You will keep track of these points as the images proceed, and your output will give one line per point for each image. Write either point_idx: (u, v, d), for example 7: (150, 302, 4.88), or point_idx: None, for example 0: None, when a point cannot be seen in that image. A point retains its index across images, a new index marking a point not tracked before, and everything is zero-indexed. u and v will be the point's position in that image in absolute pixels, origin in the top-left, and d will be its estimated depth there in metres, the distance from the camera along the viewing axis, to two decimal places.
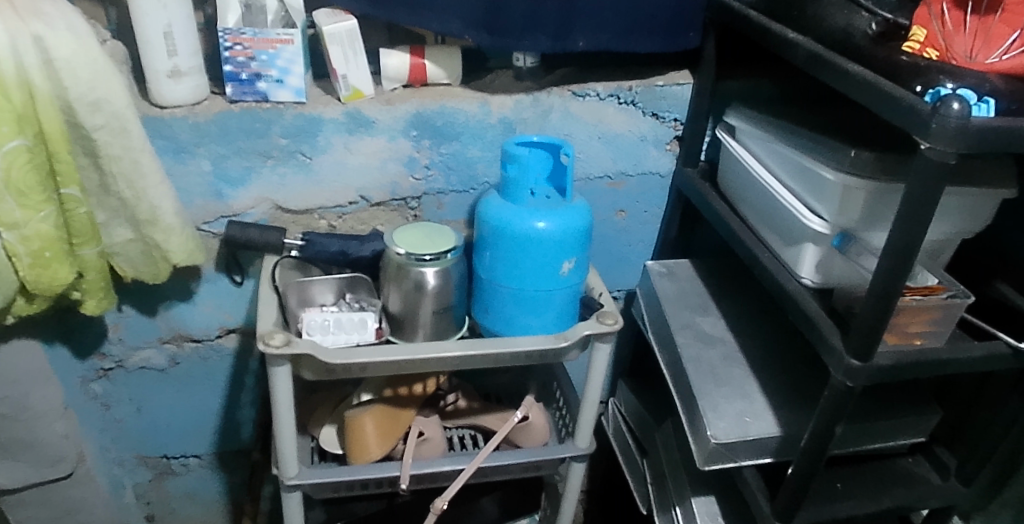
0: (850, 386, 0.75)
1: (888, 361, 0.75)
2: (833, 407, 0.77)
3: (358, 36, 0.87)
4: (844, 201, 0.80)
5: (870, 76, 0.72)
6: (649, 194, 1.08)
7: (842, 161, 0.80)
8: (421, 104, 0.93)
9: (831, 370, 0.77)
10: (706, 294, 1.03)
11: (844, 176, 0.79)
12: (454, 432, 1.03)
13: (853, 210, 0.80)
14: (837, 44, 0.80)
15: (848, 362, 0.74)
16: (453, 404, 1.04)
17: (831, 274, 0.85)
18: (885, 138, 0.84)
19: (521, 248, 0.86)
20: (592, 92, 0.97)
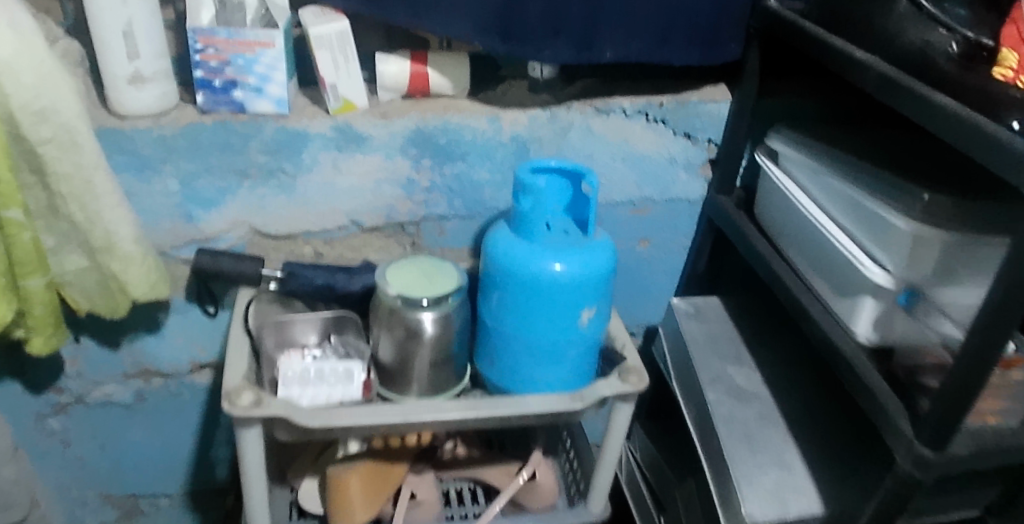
0: (919, 478, 0.64)
1: (966, 450, 0.63)
2: (897, 496, 0.66)
3: (351, 40, 0.76)
4: (914, 254, 0.68)
5: (960, 109, 0.59)
6: (676, 222, 0.96)
7: (914, 207, 0.68)
8: (421, 118, 0.81)
9: (896, 455, 0.66)
10: (739, 340, 0.91)
11: (917, 226, 0.66)
12: (450, 483, 0.92)
13: (925, 264, 0.68)
14: (916, 69, 0.66)
15: (919, 453, 0.63)
16: (451, 452, 0.93)
17: (892, 332, 0.73)
18: (962, 180, 0.73)
19: (534, 294, 0.74)
20: (618, 109, 0.85)
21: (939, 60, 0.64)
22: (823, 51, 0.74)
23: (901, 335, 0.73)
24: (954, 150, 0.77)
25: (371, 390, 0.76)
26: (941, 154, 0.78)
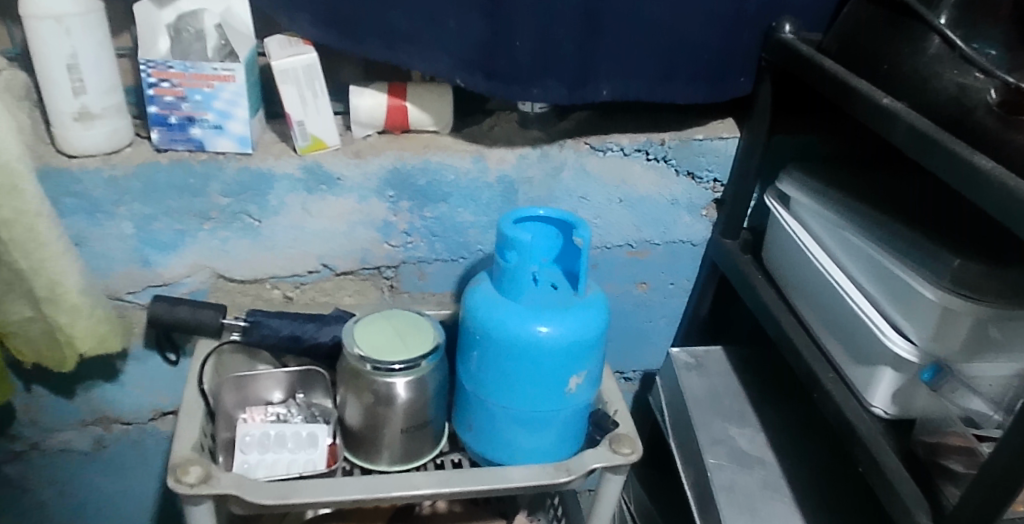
0: None
1: None
2: None
3: (319, 74, 0.68)
4: (941, 328, 0.60)
5: (1010, 178, 0.50)
6: (676, 265, 0.89)
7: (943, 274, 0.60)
8: (399, 157, 0.74)
9: None
10: (742, 397, 0.84)
11: (949, 298, 0.58)
12: None
13: (954, 339, 0.60)
14: (950, 120, 0.58)
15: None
16: (431, 507, 0.86)
17: (912, 406, 0.65)
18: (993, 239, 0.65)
19: (516, 359, 0.66)
20: (615, 146, 0.78)
21: (980, 112, 0.56)
22: (844, 97, 0.65)
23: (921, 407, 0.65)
24: (978, 207, 0.69)
25: (335, 461, 0.69)
26: (963, 209, 0.70)
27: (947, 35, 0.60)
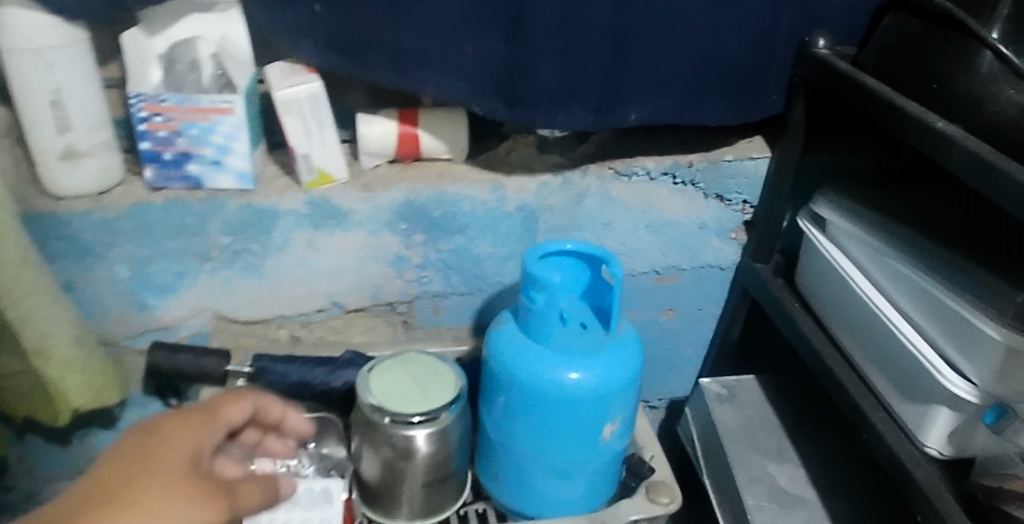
0: None
1: None
2: None
3: (325, 103, 0.64)
4: (1006, 370, 0.53)
5: None
6: (704, 291, 0.84)
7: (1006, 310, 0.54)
8: (412, 189, 0.70)
9: None
10: (778, 430, 0.79)
11: (1016, 337, 0.51)
12: None
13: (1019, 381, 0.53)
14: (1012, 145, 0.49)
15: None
16: None
17: (971, 446, 0.58)
18: None
19: (543, 407, 0.61)
20: (641, 171, 0.74)
21: None
22: (890, 119, 0.56)
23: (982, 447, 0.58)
24: None
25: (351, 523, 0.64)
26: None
27: (1001, 50, 0.52)
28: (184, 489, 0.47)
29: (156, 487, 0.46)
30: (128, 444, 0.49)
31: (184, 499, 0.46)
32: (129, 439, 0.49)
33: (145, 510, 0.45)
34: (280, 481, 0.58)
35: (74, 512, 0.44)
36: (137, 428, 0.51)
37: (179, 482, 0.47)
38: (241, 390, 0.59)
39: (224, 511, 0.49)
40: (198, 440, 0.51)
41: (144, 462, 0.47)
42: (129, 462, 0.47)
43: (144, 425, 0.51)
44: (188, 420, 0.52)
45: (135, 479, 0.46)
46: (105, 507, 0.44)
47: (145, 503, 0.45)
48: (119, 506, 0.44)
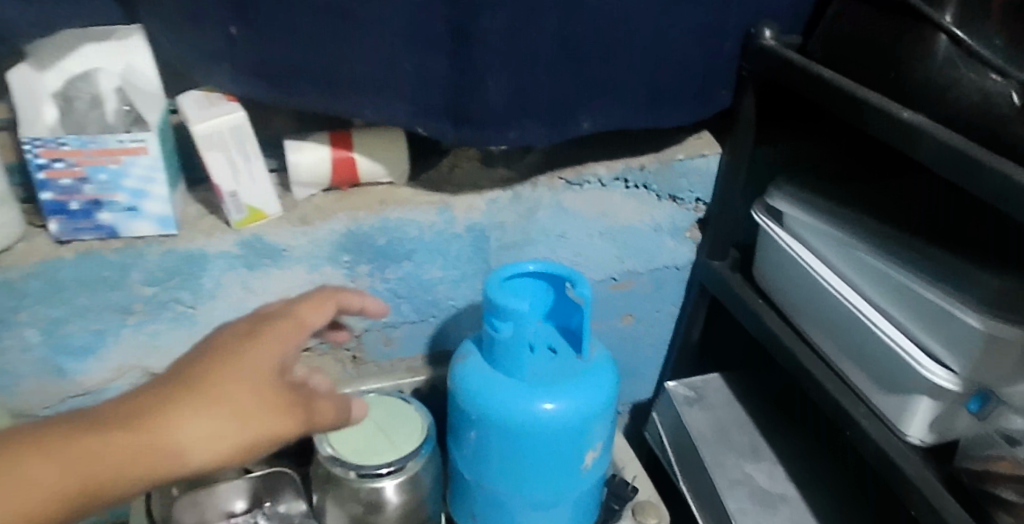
0: None
1: None
2: None
3: (250, 134, 0.58)
4: (987, 357, 0.52)
5: None
6: (662, 293, 0.82)
7: (982, 296, 0.53)
8: (353, 219, 0.64)
9: None
10: (751, 427, 0.77)
11: (998, 326, 0.50)
12: None
13: (1000, 367, 0.52)
14: (981, 131, 0.49)
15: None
16: None
17: (953, 431, 0.56)
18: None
19: (518, 441, 0.57)
20: (592, 178, 0.71)
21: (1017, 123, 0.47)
22: (849, 111, 0.55)
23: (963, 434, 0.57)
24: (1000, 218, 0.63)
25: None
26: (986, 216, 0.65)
27: (957, 35, 0.51)
28: (259, 395, 0.45)
29: (237, 382, 0.44)
30: (226, 339, 0.47)
31: (255, 405, 0.44)
32: (230, 333, 0.48)
33: (219, 398, 0.43)
34: (354, 403, 0.54)
35: (154, 391, 0.42)
36: (248, 321, 0.50)
37: (256, 385, 0.45)
38: (326, 290, 0.55)
39: (297, 425, 0.46)
40: (287, 343, 0.49)
41: (227, 355, 0.46)
42: (219, 350, 0.46)
43: (242, 324, 0.49)
44: (278, 326, 0.49)
45: (219, 368, 0.45)
46: (184, 388, 0.43)
47: (219, 391, 0.43)
48: (193, 392, 0.43)
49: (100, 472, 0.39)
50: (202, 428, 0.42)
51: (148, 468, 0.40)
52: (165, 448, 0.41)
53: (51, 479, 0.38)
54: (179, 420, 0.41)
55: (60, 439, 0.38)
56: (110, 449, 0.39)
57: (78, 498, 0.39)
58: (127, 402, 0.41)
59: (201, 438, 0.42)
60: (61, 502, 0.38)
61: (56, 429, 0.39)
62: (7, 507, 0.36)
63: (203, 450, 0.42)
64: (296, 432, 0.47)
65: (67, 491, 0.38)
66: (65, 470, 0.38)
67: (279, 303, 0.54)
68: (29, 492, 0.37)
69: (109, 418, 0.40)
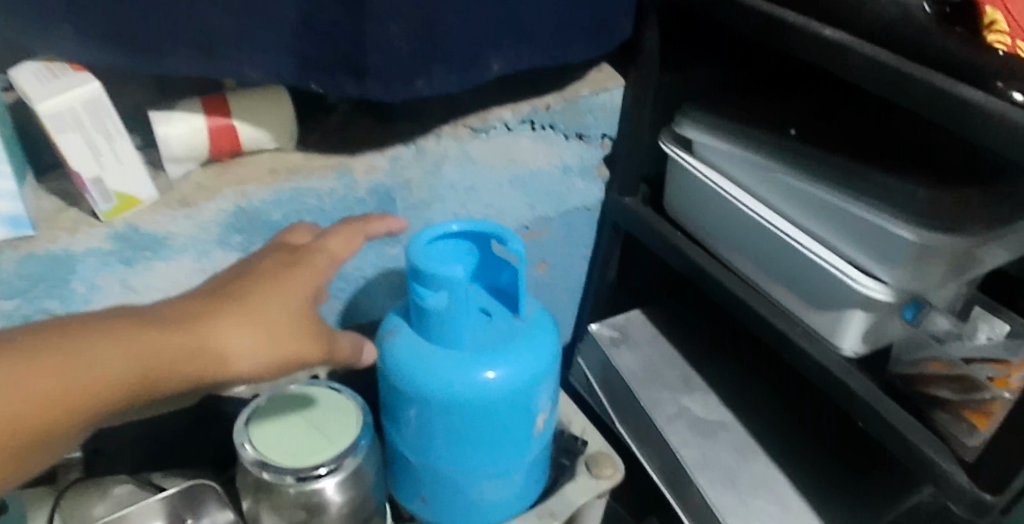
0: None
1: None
2: None
3: (108, 109, 0.49)
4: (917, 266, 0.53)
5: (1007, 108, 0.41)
6: (575, 236, 0.80)
7: (906, 206, 0.54)
8: (241, 194, 0.57)
9: (944, 499, 0.50)
10: (678, 359, 0.77)
11: (933, 237, 0.52)
12: None
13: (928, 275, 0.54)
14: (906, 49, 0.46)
15: (976, 498, 0.47)
16: None
17: (883, 339, 0.58)
18: (933, 160, 0.60)
19: (462, 415, 0.54)
20: (498, 123, 0.67)
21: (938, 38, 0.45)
22: (768, 32, 0.53)
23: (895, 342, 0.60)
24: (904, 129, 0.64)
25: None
26: (894, 124, 0.65)
27: None
28: (294, 315, 0.48)
29: (273, 303, 0.47)
30: (272, 260, 0.51)
31: (289, 323, 0.47)
32: (261, 264, 0.50)
33: (259, 315, 0.46)
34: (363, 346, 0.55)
35: (212, 293, 0.47)
36: (278, 253, 0.52)
37: (293, 308, 0.48)
38: (356, 223, 0.56)
39: (320, 350, 0.49)
40: (313, 278, 0.50)
41: (259, 284, 0.48)
42: (253, 278, 0.48)
43: (271, 256, 0.51)
44: (310, 259, 0.51)
45: (264, 287, 0.48)
46: (231, 302, 0.46)
47: (262, 310, 0.46)
48: (238, 305, 0.46)
49: (165, 365, 0.41)
50: (247, 336, 0.45)
51: (200, 367, 0.43)
52: (220, 352, 0.44)
53: (121, 365, 0.40)
54: (229, 329, 0.44)
55: (126, 332, 0.41)
56: (169, 348, 0.42)
57: (139, 388, 0.41)
58: (191, 303, 0.45)
59: (246, 346, 0.45)
60: (126, 386, 0.40)
61: (110, 333, 0.40)
62: (76, 381, 0.38)
63: (246, 359, 0.45)
64: (312, 362, 0.49)
65: (130, 379, 0.40)
66: (133, 357, 0.40)
67: (308, 233, 0.55)
68: (101, 372, 0.39)
69: (171, 317, 0.43)
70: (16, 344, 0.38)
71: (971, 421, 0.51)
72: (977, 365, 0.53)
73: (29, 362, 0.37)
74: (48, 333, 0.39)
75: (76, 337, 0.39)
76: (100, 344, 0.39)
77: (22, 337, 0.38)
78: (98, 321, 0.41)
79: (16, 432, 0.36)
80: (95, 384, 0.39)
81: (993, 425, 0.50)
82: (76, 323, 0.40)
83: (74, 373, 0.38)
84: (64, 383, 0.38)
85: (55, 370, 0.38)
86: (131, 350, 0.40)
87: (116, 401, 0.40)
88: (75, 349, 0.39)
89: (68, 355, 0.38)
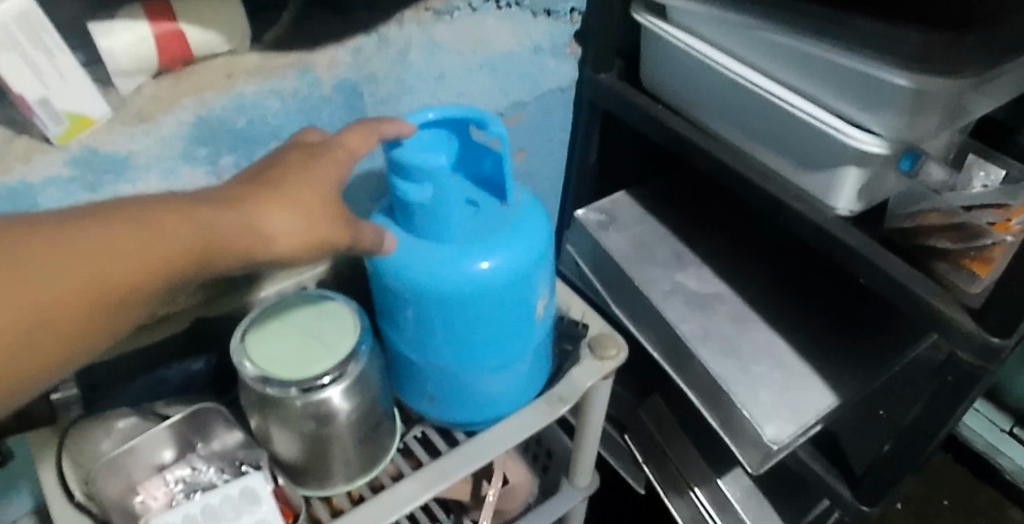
0: (990, 367, 0.49)
1: None
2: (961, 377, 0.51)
3: (43, 21, 0.44)
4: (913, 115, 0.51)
5: None
6: (551, 120, 0.77)
7: (903, 53, 0.51)
8: (200, 103, 0.54)
9: (947, 345, 0.50)
10: (668, 236, 0.77)
11: (927, 80, 0.50)
12: None
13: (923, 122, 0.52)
14: None
15: (983, 342, 0.48)
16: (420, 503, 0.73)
17: (878, 192, 0.58)
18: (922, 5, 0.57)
19: (460, 309, 0.52)
20: (461, 4, 0.63)
21: None
22: None
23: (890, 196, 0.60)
24: None
25: (296, 514, 0.54)
26: None
27: None
28: (328, 200, 0.45)
29: (307, 187, 0.45)
30: (299, 151, 0.47)
31: (323, 207, 0.45)
32: (291, 153, 0.47)
33: (297, 197, 0.44)
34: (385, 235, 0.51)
35: (256, 175, 0.45)
36: (301, 146, 0.48)
37: (327, 192, 0.46)
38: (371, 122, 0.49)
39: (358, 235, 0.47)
40: (338, 170, 0.47)
41: (290, 170, 0.45)
42: (285, 164, 0.46)
43: (298, 146, 0.48)
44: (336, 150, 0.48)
45: (301, 167, 0.46)
46: (271, 185, 0.44)
47: (300, 192, 0.44)
48: (277, 188, 0.44)
49: (217, 241, 0.41)
50: (284, 219, 0.43)
51: (242, 246, 0.42)
52: (264, 233, 0.43)
53: (177, 238, 0.39)
54: (271, 209, 0.43)
55: (180, 208, 0.40)
56: (218, 226, 0.41)
57: (193, 263, 0.40)
58: (230, 187, 0.44)
59: (289, 227, 0.43)
60: (181, 259, 0.40)
61: (163, 209, 0.40)
62: (141, 255, 0.38)
63: (289, 240, 0.44)
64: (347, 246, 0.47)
65: (186, 255, 0.40)
66: (186, 232, 0.40)
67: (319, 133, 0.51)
68: (161, 246, 0.39)
69: (212, 198, 0.42)
70: (81, 217, 0.38)
71: (972, 269, 0.53)
72: (979, 212, 0.54)
73: (99, 232, 0.37)
74: (115, 207, 0.39)
75: (137, 212, 0.39)
76: (157, 218, 0.39)
77: (84, 211, 0.38)
78: (154, 200, 0.40)
79: (88, 297, 0.37)
80: (158, 256, 0.39)
81: (993, 273, 0.52)
82: (136, 201, 0.40)
83: (135, 243, 0.38)
84: (130, 253, 0.38)
85: (118, 241, 0.38)
86: (184, 226, 0.40)
87: (170, 277, 0.40)
88: (134, 222, 0.39)
89: (130, 226, 0.38)
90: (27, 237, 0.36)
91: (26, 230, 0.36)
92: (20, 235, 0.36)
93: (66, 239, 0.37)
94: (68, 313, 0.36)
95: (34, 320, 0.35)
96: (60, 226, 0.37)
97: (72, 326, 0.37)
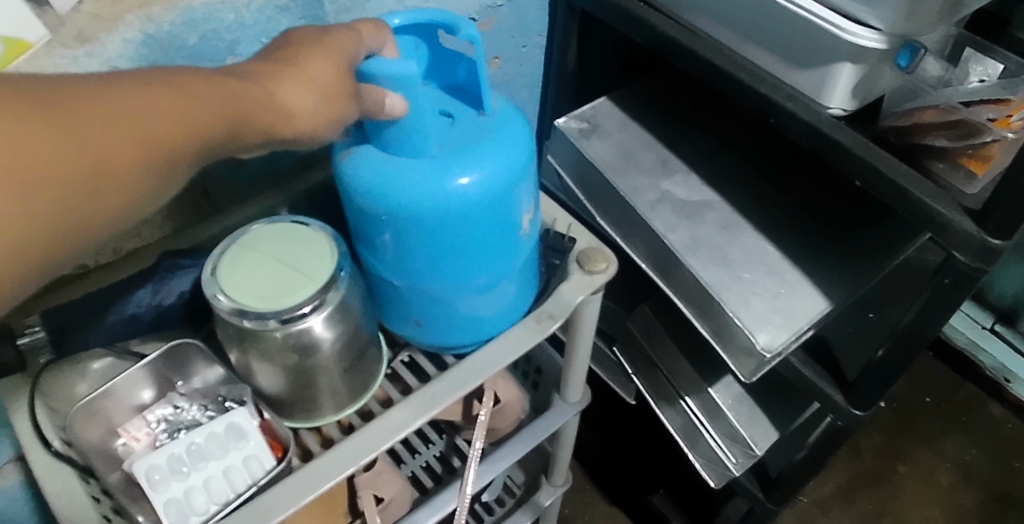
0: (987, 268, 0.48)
1: None
2: (960, 279, 0.50)
3: None
4: (914, 6, 0.48)
5: None
6: (527, 22, 0.73)
7: None
8: (146, 18, 0.49)
9: (944, 247, 0.49)
10: (654, 143, 0.74)
11: None
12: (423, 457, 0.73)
13: (924, 13, 0.49)
14: None
15: (983, 244, 0.47)
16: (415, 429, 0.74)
17: (873, 90, 0.55)
18: None
19: (440, 229, 0.50)
20: None
21: None
22: None
23: (886, 92, 0.57)
24: None
25: (286, 448, 0.52)
26: None
27: None
28: (346, 76, 0.43)
29: (325, 61, 0.42)
30: (307, 30, 0.45)
31: (342, 83, 0.43)
32: (301, 32, 0.45)
33: (318, 72, 0.42)
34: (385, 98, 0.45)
35: (270, 52, 0.43)
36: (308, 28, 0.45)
37: (346, 68, 0.43)
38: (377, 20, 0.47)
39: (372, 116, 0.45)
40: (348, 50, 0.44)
41: (305, 46, 0.43)
42: (300, 42, 0.43)
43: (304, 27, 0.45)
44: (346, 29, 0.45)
45: (316, 44, 0.43)
46: (292, 59, 0.42)
47: (321, 66, 0.42)
48: (295, 63, 0.42)
49: (244, 112, 0.38)
50: (308, 95, 0.41)
51: (268, 120, 0.40)
52: (290, 107, 0.40)
53: (208, 105, 0.37)
54: (294, 85, 0.41)
55: (205, 78, 0.38)
56: (243, 99, 0.38)
57: (222, 136, 0.38)
58: (248, 63, 0.42)
59: (313, 102, 0.41)
60: (212, 129, 0.37)
61: (193, 75, 0.37)
62: (179, 121, 0.36)
63: (312, 116, 0.41)
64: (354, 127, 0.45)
65: (216, 125, 0.37)
66: (218, 97, 0.37)
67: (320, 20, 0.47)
68: (196, 112, 0.36)
69: (235, 72, 0.40)
70: (111, 80, 0.35)
71: (968, 168, 0.52)
72: (979, 108, 0.53)
73: (134, 96, 0.35)
74: (140, 74, 0.36)
75: (165, 80, 0.36)
76: (191, 81, 0.37)
77: (117, 72, 0.36)
78: (176, 70, 0.37)
79: (132, 157, 0.34)
80: (193, 123, 0.36)
81: (991, 171, 0.51)
82: (159, 70, 0.37)
83: (168, 108, 0.35)
84: (165, 120, 0.35)
85: (157, 100, 0.35)
86: (216, 92, 0.37)
87: (206, 145, 0.37)
88: (166, 86, 0.36)
89: (165, 86, 0.36)
90: (66, 95, 0.33)
91: (61, 90, 0.33)
92: (57, 94, 0.33)
93: (103, 100, 0.34)
94: (112, 170, 0.34)
95: (86, 172, 0.33)
96: (95, 85, 0.34)
97: (117, 185, 0.34)
